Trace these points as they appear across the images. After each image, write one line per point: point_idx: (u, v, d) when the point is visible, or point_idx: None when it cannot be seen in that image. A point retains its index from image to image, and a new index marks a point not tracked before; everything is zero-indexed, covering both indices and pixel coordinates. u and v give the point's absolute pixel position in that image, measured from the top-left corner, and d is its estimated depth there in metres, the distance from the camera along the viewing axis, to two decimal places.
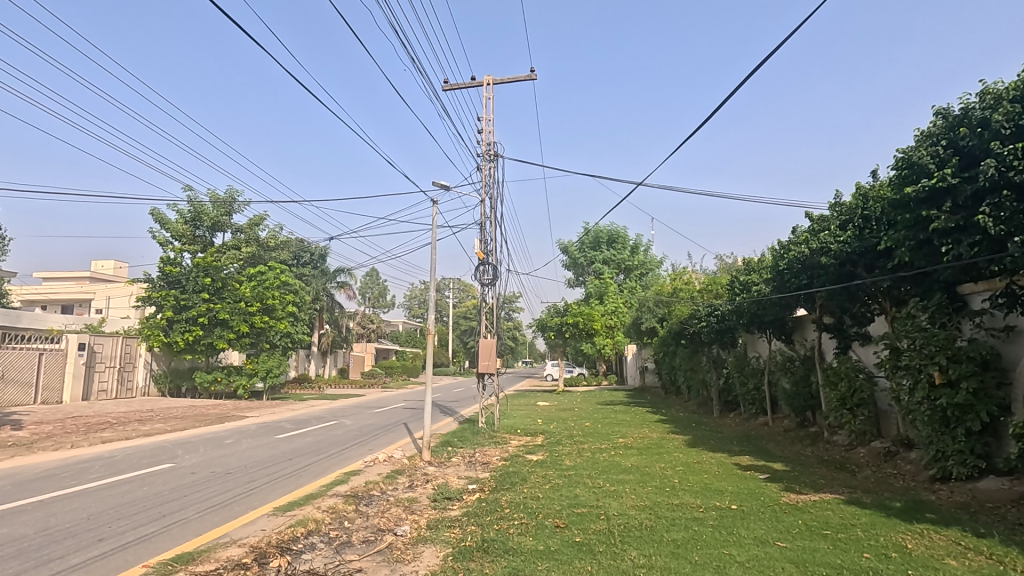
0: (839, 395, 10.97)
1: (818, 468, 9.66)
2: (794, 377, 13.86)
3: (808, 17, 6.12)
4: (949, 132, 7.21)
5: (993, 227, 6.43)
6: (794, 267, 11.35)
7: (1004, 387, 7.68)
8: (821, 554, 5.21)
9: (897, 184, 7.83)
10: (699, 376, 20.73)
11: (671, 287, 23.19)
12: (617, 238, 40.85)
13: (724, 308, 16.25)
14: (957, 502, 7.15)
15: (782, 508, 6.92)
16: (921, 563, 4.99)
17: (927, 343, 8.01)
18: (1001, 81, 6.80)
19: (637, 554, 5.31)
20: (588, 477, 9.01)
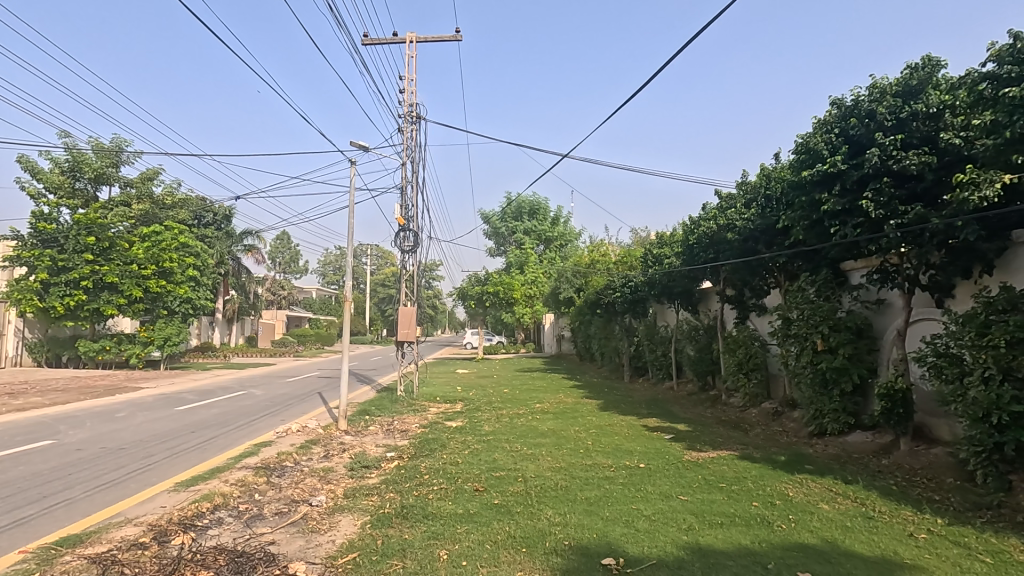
0: (737, 361, 11.94)
1: (716, 427, 10.50)
2: (698, 345, 14.88)
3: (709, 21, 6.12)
4: (842, 121, 7.82)
5: (874, 211, 7.10)
6: (702, 241, 12.01)
7: (873, 352, 8.70)
8: (718, 505, 5.70)
9: (796, 167, 8.42)
10: (612, 344, 21.69)
11: (588, 259, 23.87)
12: (538, 209, 41.21)
13: (636, 279, 16.98)
14: (830, 454, 8.06)
15: (685, 465, 7.49)
16: (799, 508, 5.61)
17: (813, 315, 8.85)
18: (888, 76, 7.44)
19: (553, 512, 5.54)
20: (506, 442, 9.22)
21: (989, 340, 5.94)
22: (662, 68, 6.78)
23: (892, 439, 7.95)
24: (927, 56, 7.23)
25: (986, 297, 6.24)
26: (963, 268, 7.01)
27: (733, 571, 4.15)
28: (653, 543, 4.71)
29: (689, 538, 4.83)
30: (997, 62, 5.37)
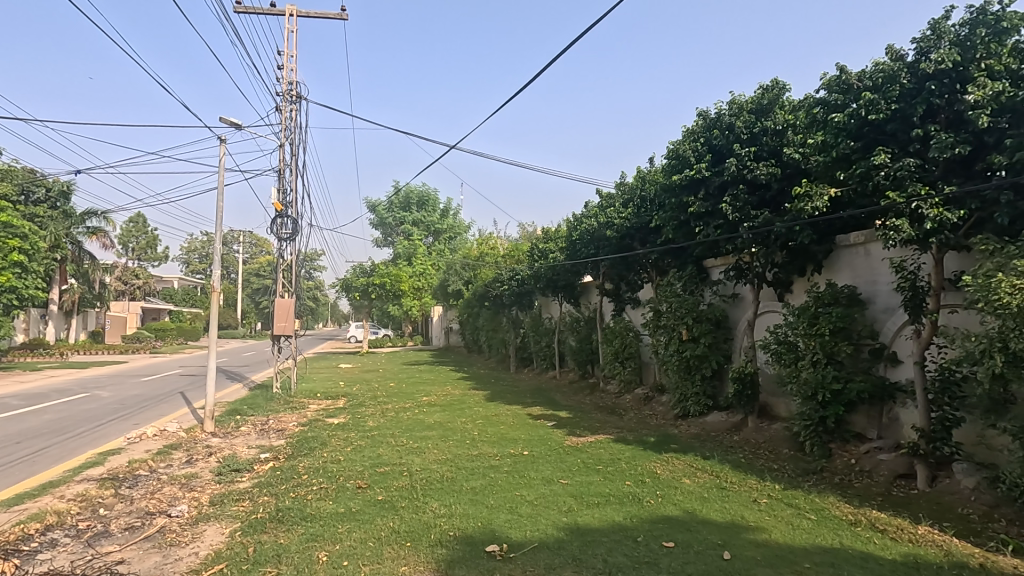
0: (614, 350, 12.76)
1: (594, 413, 11.14)
2: (580, 335, 15.65)
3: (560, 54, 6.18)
4: (706, 131, 8.61)
5: (731, 214, 7.92)
6: (585, 238, 12.61)
7: (729, 341, 9.73)
8: (595, 486, 6.06)
9: (667, 171, 9.14)
10: (499, 335, 22.08)
11: (477, 251, 24.03)
12: (427, 200, 40.63)
13: (523, 273, 17.43)
14: (692, 433, 8.89)
15: (565, 450, 7.87)
16: (664, 484, 6.14)
17: (680, 307, 9.71)
18: (744, 94, 8.32)
19: (438, 504, 5.54)
20: (391, 436, 9.03)
21: (817, 329, 6.92)
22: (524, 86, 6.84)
23: (741, 417, 8.96)
24: (774, 79, 8.17)
25: (816, 292, 7.24)
26: (800, 267, 8.06)
27: (607, 546, 4.45)
28: (535, 526, 4.90)
29: (568, 519, 5.08)
30: (827, 90, 6.21)
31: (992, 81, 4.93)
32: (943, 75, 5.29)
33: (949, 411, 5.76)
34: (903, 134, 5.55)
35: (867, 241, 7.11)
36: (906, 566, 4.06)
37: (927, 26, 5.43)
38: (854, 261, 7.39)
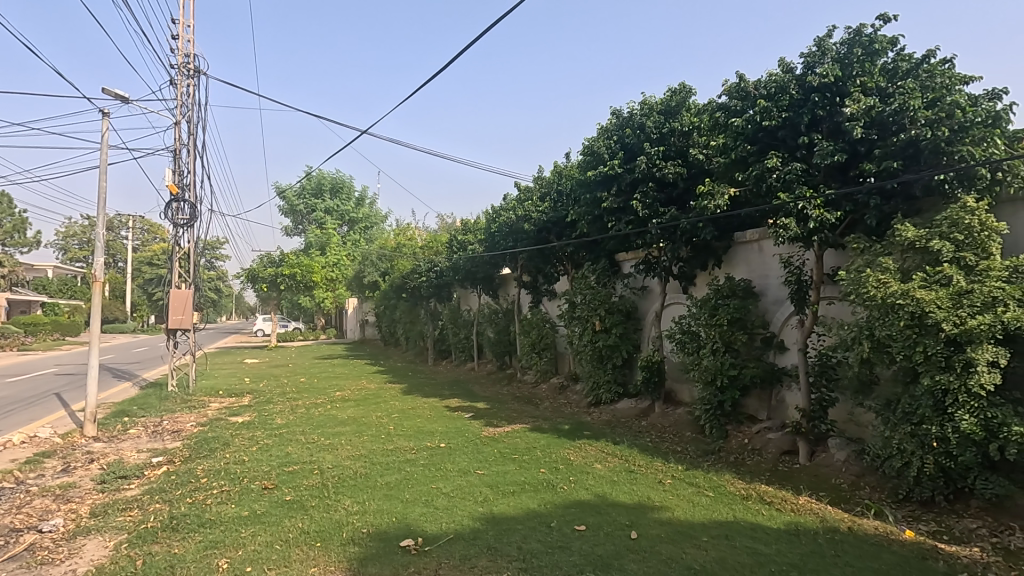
0: (531, 341, 13.02)
1: (511, 403, 11.30)
2: (498, 327, 15.79)
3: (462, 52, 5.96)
4: (619, 129, 8.93)
5: (641, 210, 8.28)
6: (503, 230, 12.69)
7: (638, 331, 10.22)
8: (510, 475, 6.15)
9: (583, 167, 9.38)
10: (416, 328, 21.77)
11: (394, 242, 23.49)
12: (342, 188, 39.07)
13: (441, 264, 17.27)
14: (603, 420, 9.27)
15: (482, 441, 7.91)
16: (577, 470, 6.36)
17: (593, 299, 10.07)
18: (655, 96, 8.71)
19: (351, 502, 5.38)
20: (301, 434, 8.64)
21: (716, 319, 7.42)
22: (432, 76, 6.67)
23: (649, 403, 9.46)
24: (682, 83, 8.62)
25: (716, 285, 7.76)
26: (702, 261, 8.61)
27: (522, 533, 4.53)
28: (451, 518, 4.89)
29: (484, 509, 5.12)
30: (728, 96, 6.64)
31: (866, 96, 5.48)
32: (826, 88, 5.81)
33: (826, 392, 6.41)
34: (791, 139, 6.06)
35: (760, 239, 7.72)
36: (788, 533, 4.49)
37: (814, 43, 5.95)
38: (749, 257, 8.00)
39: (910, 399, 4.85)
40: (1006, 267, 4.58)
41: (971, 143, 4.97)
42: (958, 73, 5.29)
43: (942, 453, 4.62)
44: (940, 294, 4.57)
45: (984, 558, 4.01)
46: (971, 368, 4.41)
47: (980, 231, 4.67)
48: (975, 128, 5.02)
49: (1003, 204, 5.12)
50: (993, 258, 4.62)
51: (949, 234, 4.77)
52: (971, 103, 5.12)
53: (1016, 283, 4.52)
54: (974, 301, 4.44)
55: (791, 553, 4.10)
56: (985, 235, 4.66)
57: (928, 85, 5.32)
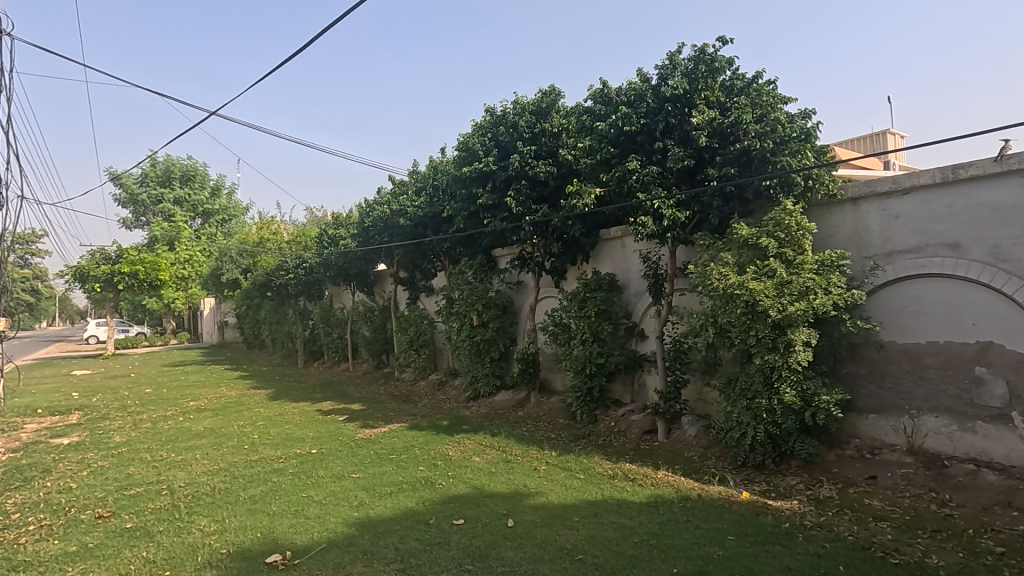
0: (408, 338, 12.82)
1: (389, 402, 11.03)
2: (374, 325, 15.29)
3: (300, 51, 5.42)
4: (493, 127, 9.09)
5: (515, 207, 8.50)
6: (377, 225, 12.28)
7: (514, 325, 10.48)
8: (388, 476, 6.01)
9: (458, 163, 9.41)
10: (284, 328, 20.35)
11: (257, 236, 21.70)
12: (194, 176, 35.19)
13: (311, 260, 16.29)
14: (481, 413, 9.40)
15: (358, 443, 7.62)
16: (456, 465, 6.38)
17: (471, 294, 10.19)
18: (527, 96, 8.97)
19: (207, 521, 4.90)
20: (145, 451, 7.66)
21: (585, 311, 7.88)
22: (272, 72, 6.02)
23: (525, 393, 9.76)
24: (552, 86, 8.96)
25: (584, 279, 8.22)
26: (572, 257, 9.04)
27: (399, 534, 4.45)
28: (323, 527, 4.66)
29: (360, 513, 4.95)
30: (594, 101, 7.06)
31: (708, 109, 6.12)
32: (677, 99, 6.39)
33: (680, 375, 7.09)
34: (648, 144, 6.59)
35: (623, 235, 8.30)
36: (649, 505, 4.90)
37: (666, 57, 6.51)
38: (613, 252, 8.57)
39: (746, 377, 5.55)
40: (816, 261, 5.39)
41: (790, 155, 5.75)
42: (780, 93, 6.08)
43: (770, 422, 5.33)
44: (767, 285, 5.27)
45: (801, 509, 4.71)
46: (791, 347, 5.15)
47: (797, 230, 5.45)
48: (793, 142, 5.81)
49: (813, 207, 6.00)
50: (806, 253, 5.42)
51: (773, 233, 5.51)
52: (789, 120, 5.93)
53: (823, 274, 5.34)
54: (792, 290, 5.19)
55: (651, 523, 4.48)
56: (800, 234, 5.44)
57: (757, 102, 6.05)
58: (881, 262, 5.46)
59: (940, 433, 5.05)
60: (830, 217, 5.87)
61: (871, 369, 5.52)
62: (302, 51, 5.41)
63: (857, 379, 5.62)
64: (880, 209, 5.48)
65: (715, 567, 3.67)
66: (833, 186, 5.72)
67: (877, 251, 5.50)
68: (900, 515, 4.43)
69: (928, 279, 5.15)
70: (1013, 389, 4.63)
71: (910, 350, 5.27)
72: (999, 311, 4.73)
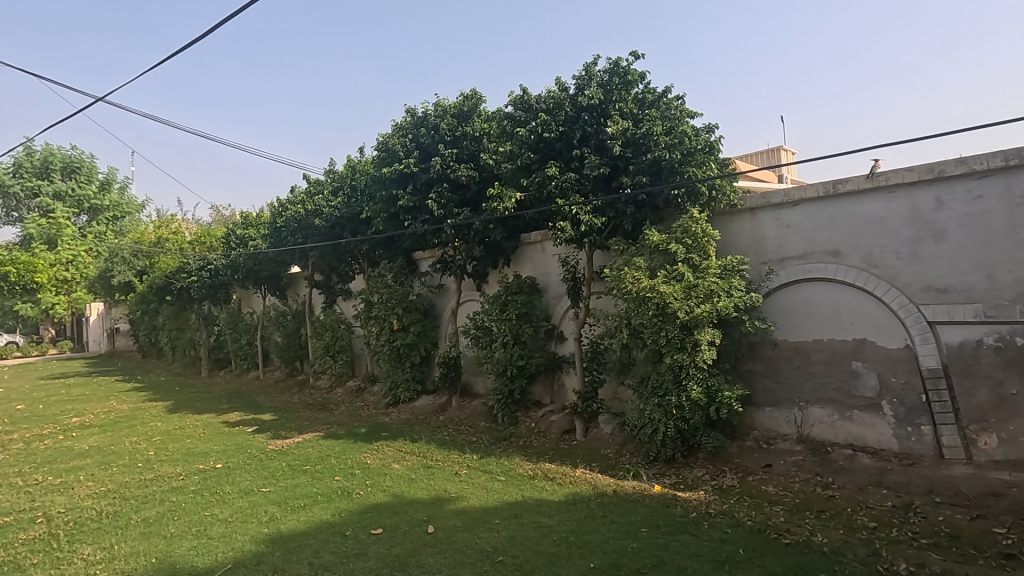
0: (324, 344, 12.33)
1: (303, 411, 10.52)
2: (287, 331, 14.56)
3: (177, 52, 5.00)
4: (414, 129, 8.97)
5: (436, 210, 8.42)
6: (291, 225, 11.70)
7: (436, 328, 10.37)
8: (301, 488, 5.72)
9: (377, 163, 9.20)
10: (185, 335, 18.88)
11: (154, 236, 19.98)
12: (78, 169, 31.85)
13: (217, 262, 15.24)
14: (401, 419, 9.20)
15: (268, 455, 7.21)
16: (374, 473, 6.20)
17: (391, 298, 9.98)
18: (448, 99, 8.94)
19: (93, 549, 4.44)
20: (17, 475, 6.81)
21: (506, 314, 7.96)
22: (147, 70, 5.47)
23: (446, 398, 9.67)
24: (473, 90, 8.98)
25: (506, 282, 8.30)
26: (493, 260, 9.09)
27: (313, 548, 4.26)
28: (228, 546, 4.36)
29: (271, 529, 4.68)
30: (514, 106, 7.17)
31: (623, 119, 6.39)
32: (593, 109, 6.63)
33: (597, 375, 7.34)
34: (566, 152, 6.77)
35: (542, 240, 8.47)
36: (567, 503, 5.03)
37: (583, 68, 6.73)
38: (534, 256, 8.72)
39: (657, 375, 5.84)
40: (720, 266, 5.78)
41: (696, 166, 6.13)
42: (687, 107, 6.45)
43: (679, 417, 5.64)
44: (676, 288, 5.58)
45: (706, 498, 5.02)
46: (697, 347, 5.49)
47: (702, 237, 5.82)
48: (698, 154, 6.20)
49: (717, 216, 6.44)
50: (710, 258, 5.80)
51: (681, 239, 5.84)
52: (695, 133, 6.31)
53: (725, 278, 5.74)
54: (698, 293, 5.53)
55: (569, 521, 4.59)
56: (705, 240, 5.82)
57: (667, 115, 6.38)
58: (775, 267, 5.95)
59: (825, 423, 5.59)
60: (731, 225, 6.32)
61: (767, 365, 6.00)
62: (179, 52, 4.98)
63: (755, 375, 6.08)
64: (774, 219, 5.97)
65: (629, 559, 3.82)
66: (734, 197, 6.16)
67: (772, 257, 5.99)
68: (791, 498, 4.84)
69: (814, 282, 5.67)
70: (882, 380, 5.21)
71: (800, 348, 5.78)
72: (871, 312, 5.30)
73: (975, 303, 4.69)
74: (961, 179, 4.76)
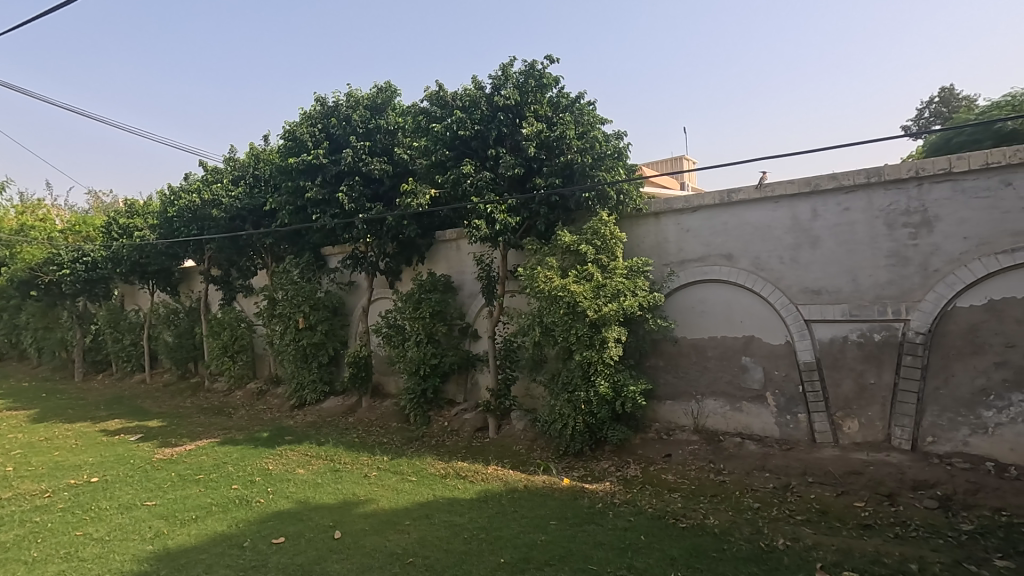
0: (221, 344, 11.48)
1: (196, 417, 9.74)
2: (178, 330, 13.42)
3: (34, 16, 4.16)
4: (324, 118, 8.60)
5: (347, 204, 8.13)
6: (184, 216, 10.76)
7: (345, 327, 10.01)
8: (192, 500, 5.30)
9: (283, 153, 8.73)
10: (55, 335, 16.84)
11: (15, 223, 17.63)
12: None
13: (95, 254, 13.73)
14: (307, 422, 8.79)
15: (154, 466, 6.60)
16: (276, 479, 5.88)
17: (297, 295, 9.49)
18: (361, 90, 8.65)
19: None
20: None
21: (419, 313, 7.85)
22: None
23: (356, 399, 9.37)
24: (388, 83, 8.76)
25: (419, 280, 8.18)
26: (407, 257, 8.91)
27: (206, 563, 3.96)
28: (105, 568, 3.95)
29: (157, 546, 4.29)
30: (430, 102, 7.11)
31: (537, 121, 6.51)
32: (508, 109, 6.70)
33: (510, 372, 7.43)
34: (481, 150, 6.79)
35: (457, 238, 8.43)
36: (478, 500, 5.05)
37: (500, 68, 6.79)
38: (448, 254, 8.66)
39: (567, 372, 6.01)
40: (626, 267, 6.06)
41: (605, 171, 6.37)
42: (598, 113, 6.69)
43: (587, 412, 5.86)
44: (586, 287, 5.78)
45: (612, 489, 5.25)
46: (605, 344, 5.72)
47: (611, 239, 6.06)
48: (608, 159, 6.45)
49: (624, 219, 6.74)
50: (618, 259, 6.06)
51: (591, 240, 6.06)
52: (605, 139, 6.55)
53: (631, 278, 6.03)
54: (606, 292, 5.76)
55: (480, 518, 4.61)
56: (614, 242, 6.07)
57: (579, 120, 6.53)
58: (675, 269, 6.34)
59: (717, 413, 6.04)
60: (637, 228, 6.65)
61: (667, 361, 6.38)
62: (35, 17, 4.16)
63: (657, 370, 6.44)
64: (676, 223, 6.36)
65: (539, 552, 3.90)
66: (640, 202, 6.45)
67: (673, 260, 6.37)
68: (688, 485, 5.19)
69: (710, 284, 6.11)
70: (767, 373, 5.72)
71: (697, 344, 6.20)
72: (758, 311, 5.80)
73: (843, 304, 5.27)
74: (832, 193, 5.32)
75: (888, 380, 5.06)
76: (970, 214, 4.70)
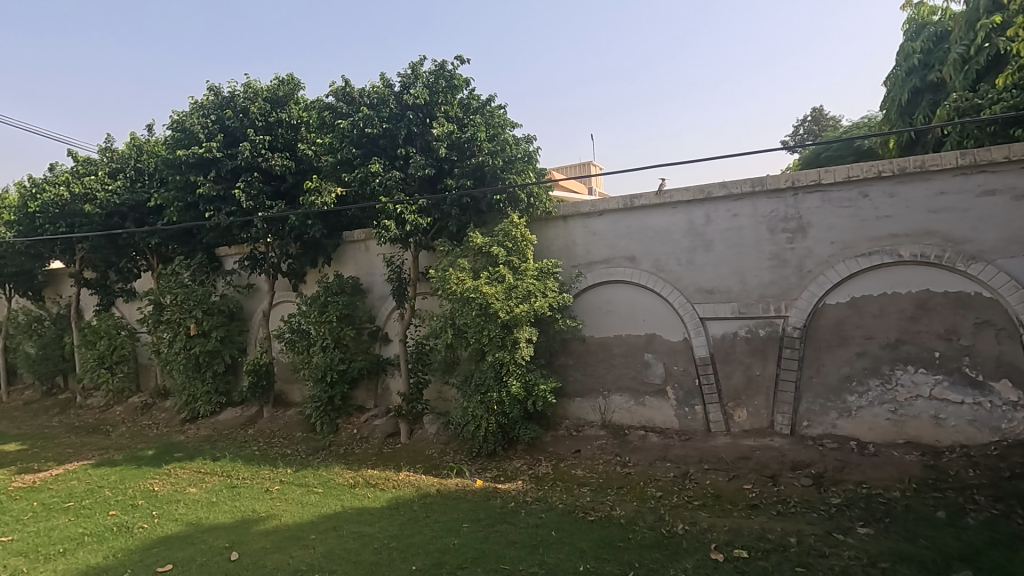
0: (96, 354, 10.30)
1: (65, 437, 8.67)
2: (43, 340, 11.88)
3: None
4: (218, 109, 8.00)
5: (245, 201, 7.63)
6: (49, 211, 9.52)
7: (243, 333, 9.36)
8: (60, 531, 4.70)
9: (172, 145, 8.03)
10: None
11: None
12: None
13: None
14: (200, 437, 8.12)
15: (11, 495, 5.79)
16: (162, 501, 5.36)
17: (187, 299, 8.74)
18: (260, 81, 8.12)
19: None
20: None
21: (325, 317, 7.52)
22: None
23: (256, 409, 8.79)
24: (291, 75, 8.31)
25: (325, 282, 7.82)
26: (312, 258, 8.48)
27: None
28: None
29: None
30: (336, 97, 6.85)
31: (447, 122, 6.46)
32: (418, 109, 6.59)
33: (421, 375, 7.30)
34: (391, 149, 6.64)
35: (366, 239, 8.16)
36: (389, 508, 4.92)
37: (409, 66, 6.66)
38: (357, 255, 8.36)
39: (480, 373, 6.02)
40: (537, 268, 6.17)
41: (516, 174, 6.45)
42: (508, 117, 6.75)
43: (500, 412, 5.90)
44: (497, 288, 5.82)
45: (524, 487, 5.33)
46: (517, 344, 5.79)
47: (522, 241, 6.15)
48: (518, 162, 6.54)
49: (535, 222, 6.86)
50: (528, 261, 6.16)
51: (503, 242, 6.11)
52: (515, 142, 6.63)
53: (542, 280, 6.15)
54: (518, 294, 5.84)
55: (392, 526, 4.49)
56: (524, 244, 6.16)
57: (490, 122, 6.55)
58: (583, 270, 6.56)
59: (623, 408, 6.31)
60: (547, 231, 6.79)
61: (577, 359, 6.57)
62: None
63: (567, 368, 6.62)
64: (583, 227, 6.57)
65: (451, 556, 3.87)
66: (550, 205, 6.60)
67: (581, 262, 6.58)
68: (596, 479, 5.38)
69: (615, 285, 6.38)
70: (667, 369, 6.07)
71: (603, 343, 6.45)
72: (659, 310, 6.14)
73: (732, 303, 5.71)
74: (723, 200, 5.75)
75: (771, 371, 5.55)
76: (836, 221, 5.27)
